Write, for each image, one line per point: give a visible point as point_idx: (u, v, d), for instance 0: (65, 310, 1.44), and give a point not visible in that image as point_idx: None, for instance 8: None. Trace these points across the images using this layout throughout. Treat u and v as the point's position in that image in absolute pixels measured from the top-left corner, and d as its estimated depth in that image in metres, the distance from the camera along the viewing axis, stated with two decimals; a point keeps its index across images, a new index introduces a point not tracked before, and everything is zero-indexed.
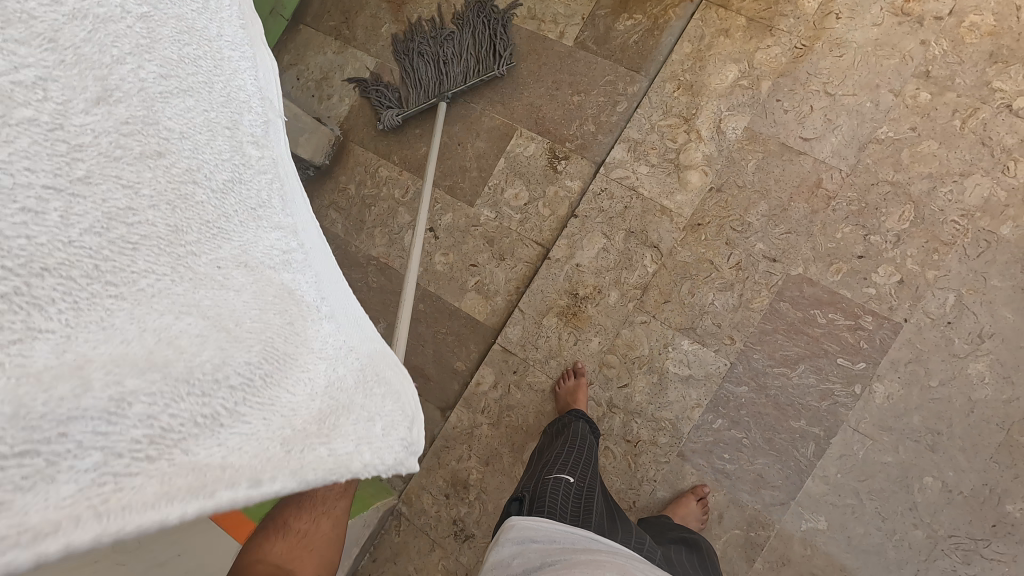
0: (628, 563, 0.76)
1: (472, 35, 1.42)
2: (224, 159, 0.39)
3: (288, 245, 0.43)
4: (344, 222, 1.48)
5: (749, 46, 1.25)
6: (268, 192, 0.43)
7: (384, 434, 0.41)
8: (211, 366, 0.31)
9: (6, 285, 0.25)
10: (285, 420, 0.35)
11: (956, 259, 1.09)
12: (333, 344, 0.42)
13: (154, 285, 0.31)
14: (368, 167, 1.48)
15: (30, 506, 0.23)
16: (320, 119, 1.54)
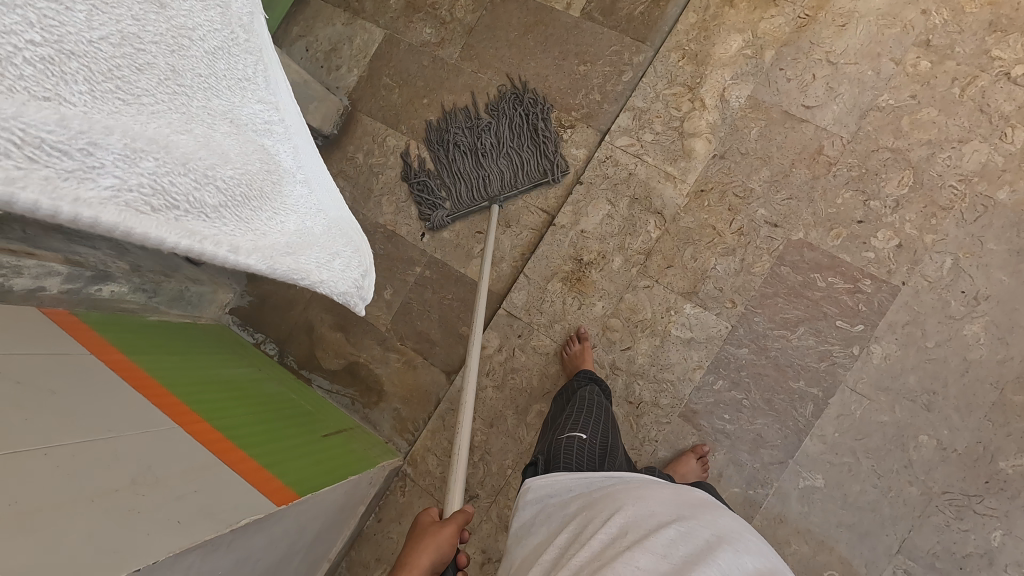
0: (641, 489, 0.80)
1: (520, 128, 1.37)
2: (215, 26, 0.41)
3: (271, 118, 0.46)
4: (351, 191, 1.50)
5: (754, 16, 1.27)
6: (254, 69, 0.45)
7: (341, 269, 0.49)
8: (204, 166, 0.33)
9: (42, 50, 0.26)
10: (256, 235, 0.38)
11: (953, 224, 1.11)
12: (304, 204, 0.48)
13: (154, 105, 0.33)
14: (376, 136, 1.50)
15: (65, 192, 0.25)
16: (329, 90, 1.56)
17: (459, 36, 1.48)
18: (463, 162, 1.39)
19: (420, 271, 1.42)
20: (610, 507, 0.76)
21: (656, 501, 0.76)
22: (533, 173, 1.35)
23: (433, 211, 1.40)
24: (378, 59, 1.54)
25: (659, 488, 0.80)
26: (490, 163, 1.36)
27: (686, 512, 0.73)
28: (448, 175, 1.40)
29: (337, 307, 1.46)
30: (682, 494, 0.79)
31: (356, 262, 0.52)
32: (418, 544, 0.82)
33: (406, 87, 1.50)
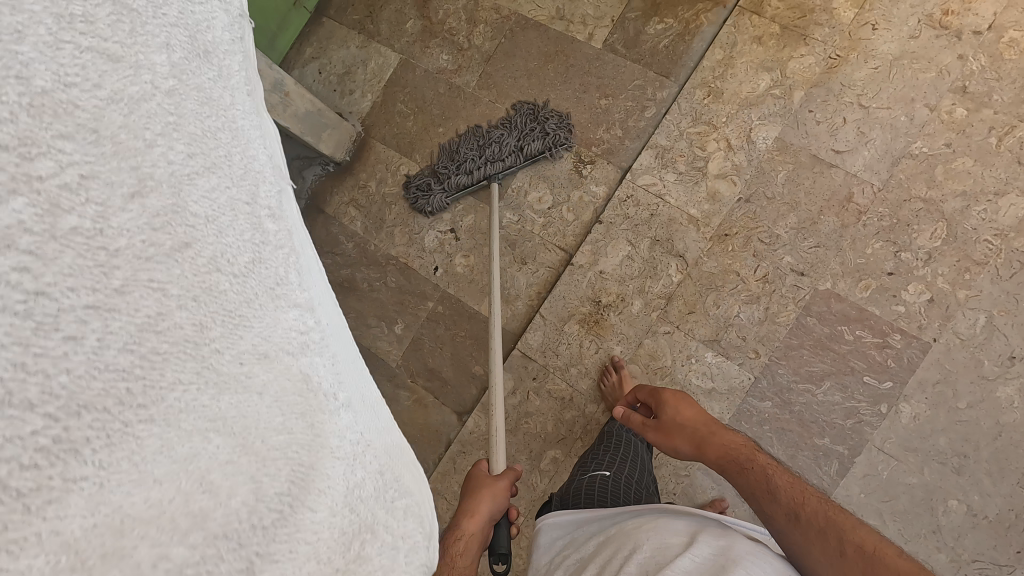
0: (657, 518, 0.78)
1: (521, 111, 1.37)
2: (244, 241, 0.37)
3: (305, 323, 0.40)
4: (363, 221, 1.47)
5: (783, 55, 1.23)
6: (285, 268, 0.41)
7: (407, 557, 0.40)
8: (246, 509, 0.30)
9: (48, 434, 0.24)
10: (310, 550, 0.32)
11: (988, 280, 1.08)
12: (351, 437, 0.39)
13: (181, 400, 0.30)
14: (389, 165, 1.47)
15: None
16: (342, 115, 1.52)
17: (477, 65, 1.44)
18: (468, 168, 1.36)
19: (433, 306, 1.39)
20: (625, 541, 0.75)
21: (673, 530, 0.74)
22: (530, 149, 1.33)
23: (430, 196, 1.39)
24: (392, 84, 1.50)
25: (674, 517, 0.77)
26: (488, 145, 1.36)
27: (702, 535, 0.71)
28: (447, 159, 1.40)
29: None
30: (700, 519, 0.77)
31: (421, 528, 0.42)
32: (479, 491, 0.95)
33: (420, 115, 1.47)
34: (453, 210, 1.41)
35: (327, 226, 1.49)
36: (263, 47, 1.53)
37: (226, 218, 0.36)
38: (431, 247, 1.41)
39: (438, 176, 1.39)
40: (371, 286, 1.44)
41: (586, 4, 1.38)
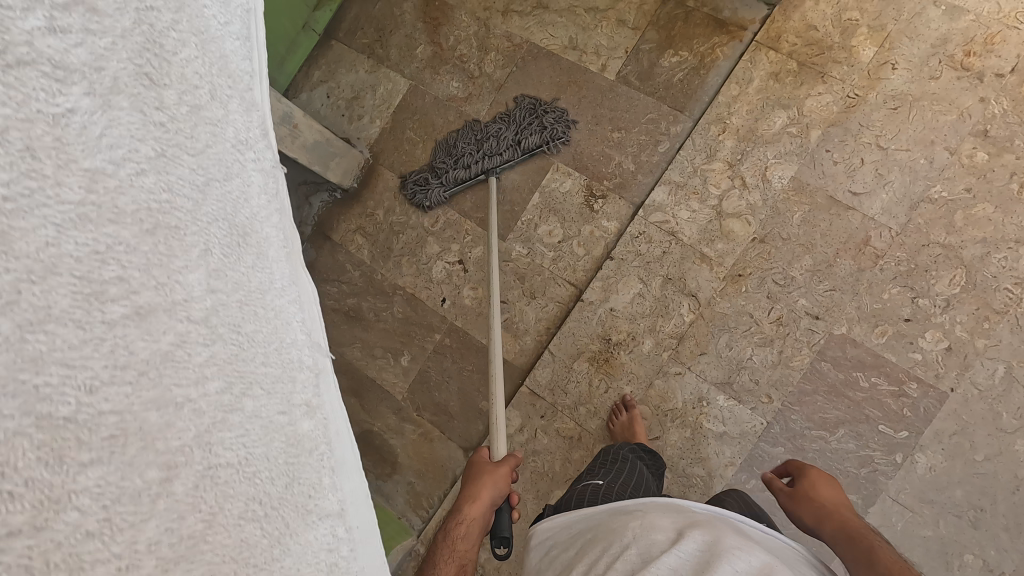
0: (642, 512, 0.75)
1: (519, 105, 1.37)
2: (280, 466, 0.31)
3: (340, 541, 0.34)
4: (370, 249, 1.45)
5: (800, 93, 1.21)
6: (318, 475, 0.34)
7: None
8: None
9: None
10: None
11: (1008, 330, 1.06)
12: None
13: None
14: (397, 193, 1.45)
15: None
16: (350, 141, 1.50)
17: (488, 93, 1.42)
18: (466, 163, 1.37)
19: (440, 339, 1.37)
20: (613, 537, 0.71)
21: (661, 525, 0.70)
22: (527, 143, 1.34)
23: (428, 190, 1.40)
24: (401, 110, 1.48)
25: (658, 511, 0.74)
26: (486, 139, 1.37)
27: (686, 530, 0.68)
28: (445, 153, 1.41)
29: (352, 370, 1.42)
30: (692, 516, 0.73)
31: None
32: (478, 477, 0.96)
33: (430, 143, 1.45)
34: (461, 241, 1.39)
35: (334, 253, 1.48)
36: (271, 72, 1.52)
37: (251, 433, 0.30)
38: (438, 278, 1.39)
39: (437, 171, 1.41)
40: (378, 316, 1.42)
41: (599, 35, 1.36)
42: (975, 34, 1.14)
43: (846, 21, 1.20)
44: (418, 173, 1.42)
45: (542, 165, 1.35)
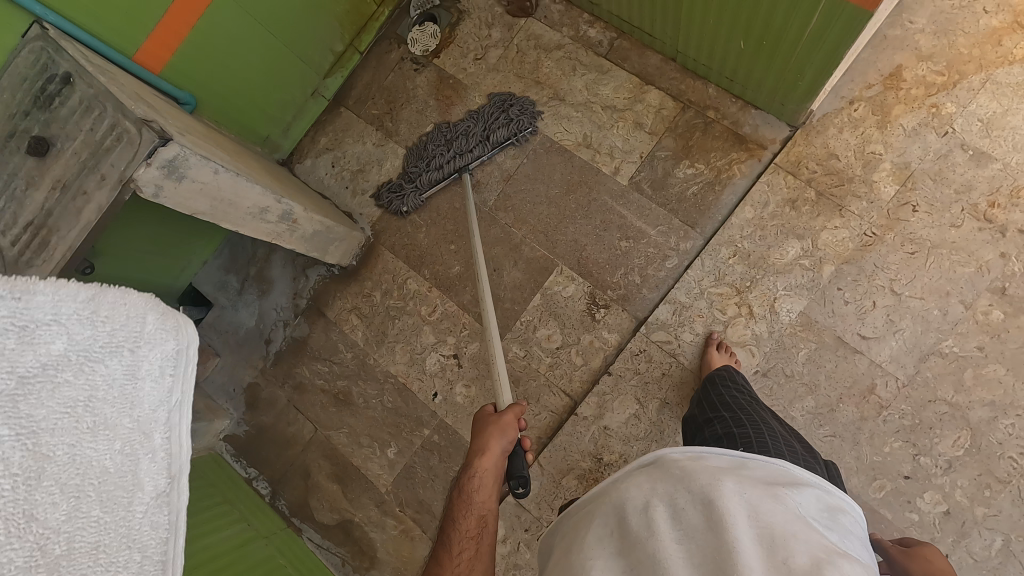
0: (625, 476, 0.73)
1: (489, 102, 1.40)
2: None
3: None
4: (364, 331, 1.43)
5: (816, 224, 1.17)
6: None
7: None
8: None
9: None
10: None
11: (1009, 500, 1.03)
12: None
13: None
14: (396, 276, 1.42)
15: None
16: (352, 216, 1.47)
17: (495, 182, 1.39)
18: (438, 162, 1.39)
19: (428, 434, 1.35)
20: (589, 513, 0.71)
21: (635, 485, 0.68)
22: (496, 137, 1.37)
23: (404, 196, 1.42)
24: None
25: (636, 470, 0.72)
26: (455, 138, 1.40)
27: (662, 486, 0.66)
28: (416, 152, 1.43)
29: (337, 455, 1.40)
30: (656, 466, 0.71)
31: None
32: (486, 429, 1.00)
33: (433, 228, 1.41)
34: (457, 334, 1.36)
35: (327, 331, 1.45)
36: (276, 137, 1.49)
37: None
38: (432, 371, 1.37)
39: (410, 176, 1.43)
40: (367, 402, 1.40)
41: (614, 135, 1.33)
42: (1002, 184, 1.10)
43: (868, 154, 1.16)
44: (392, 183, 1.44)
45: (545, 266, 1.32)
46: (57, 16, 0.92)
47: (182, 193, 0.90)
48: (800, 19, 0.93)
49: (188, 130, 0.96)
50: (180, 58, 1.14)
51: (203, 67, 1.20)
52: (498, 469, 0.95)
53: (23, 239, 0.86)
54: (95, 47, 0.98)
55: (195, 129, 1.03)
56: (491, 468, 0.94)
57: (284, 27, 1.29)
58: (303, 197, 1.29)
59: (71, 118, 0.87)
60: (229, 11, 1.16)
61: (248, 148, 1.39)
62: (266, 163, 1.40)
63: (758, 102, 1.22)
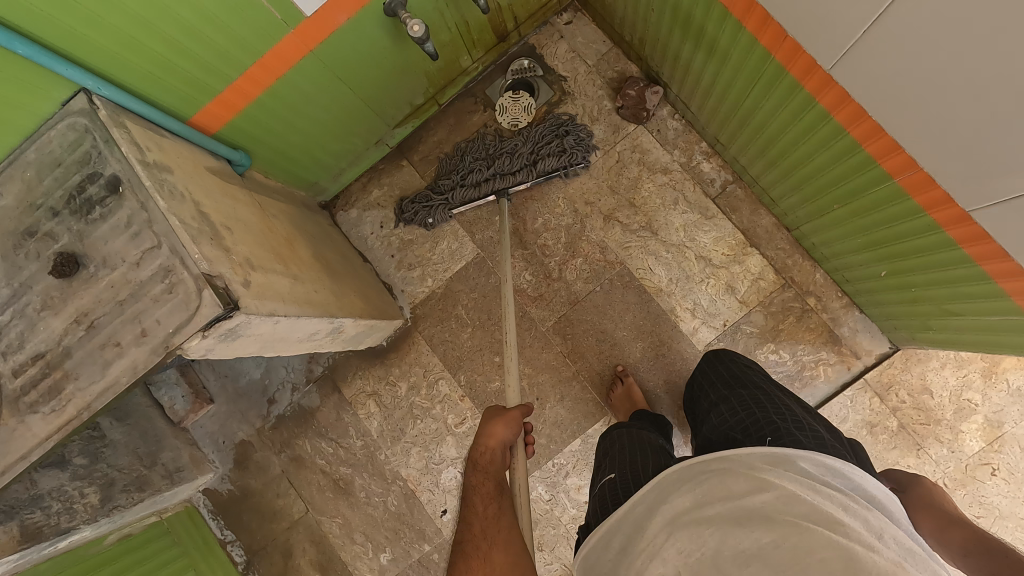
0: (666, 493, 0.69)
1: (545, 122, 1.28)
2: None
3: None
4: (380, 421, 1.31)
5: (888, 455, 1.11)
6: None
7: None
8: None
9: None
10: None
11: None
12: None
13: None
14: (427, 371, 1.30)
15: None
16: (392, 291, 1.32)
17: (560, 303, 1.26)
18: (478, 171, 1.27)
19: (428, 550, 1.27)
20: (645, 538, 0.67)
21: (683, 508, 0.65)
22: (545, 166, 1.24)
23: (431, 208, 1.29)
24: (459, 280, 1.31)
25: (678, 485, 0.69)
26: (500, 155, 1.27)
27: (709, 500, 0.64)
28: (455, 156, 1.32)
29: (325, 544, 1.30)
30: (701, 482, 0.68)
31: None
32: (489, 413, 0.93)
33: (479, 332, 1.29)
34: None
35: (339, 410, 1.33)
36: (324, 182, 1.30)
37: None
38: (446, 487, 1.27)
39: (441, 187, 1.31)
40: (368, 498, 1.30)
41: (701, 291, 1.21)
42: None
43: (963, 399, 1.09)
44: (422, 190, 1.32)
45: (593, 411, 1.23)
46: (112, 86, 0.73)
47: (235, 346, 0.74)
48: (952, 277, 0.84)
49: (250, 254, 0.79)
50: (244, 116, 0.95)
51: (267, 124, 1.00)
52: (504, 443, 0.87)
53: (30, 374, 0.70)
54: (151, 118, 0.79)
55: (253, 238, 0.85)
56: (495, 439, 0.87)
57: (368, 83, 1.10)
58: (350, 281, 1.13)
59: (109, 237, 0.69)
60: (312, 71, 0.96)
61: (292, 198, 1.20)
62: (311, 220, 1.22)
63: (863, 304, 1.13)
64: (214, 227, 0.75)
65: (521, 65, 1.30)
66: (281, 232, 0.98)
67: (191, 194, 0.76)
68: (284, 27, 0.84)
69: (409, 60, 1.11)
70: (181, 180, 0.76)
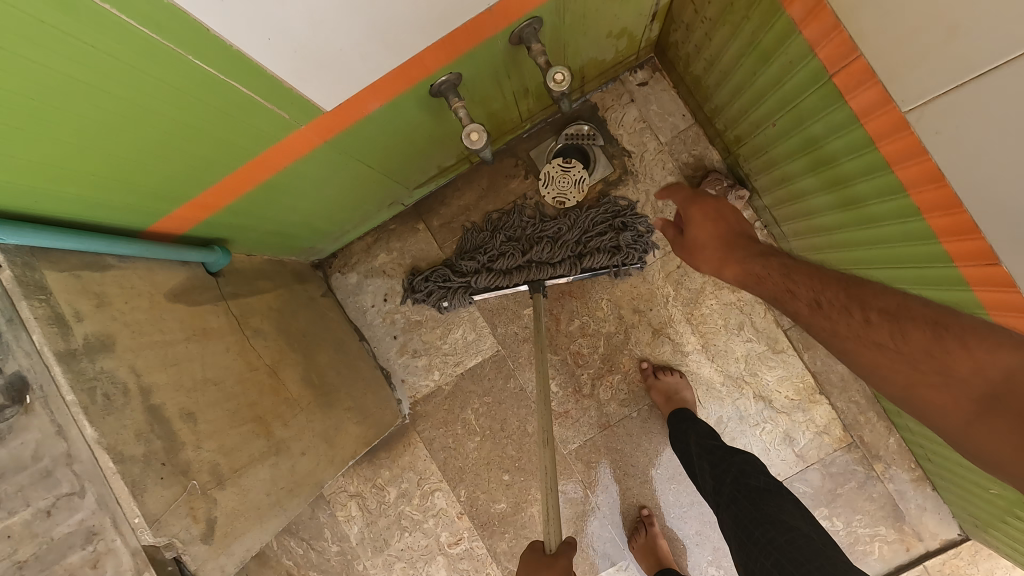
0: None
1: (599, 206, 1.05)
2: None
3: None
4: (362, 526, 1.13)
5: None
6: None
7: None
8: None
9: None
10: None
11: None
12: None
13: None
14: (423, 479, 1.12)
15: None
16: (390, 380, 1.12)
17: (587, 424, 1.08)
18: (511, 255, 1.04)
19: None
20: None
21: None
22: (592, 264, 1.02)
23: (449, 291, 1.07)
24: (472, 379, 1.11)
25: None
26: (540, 240, 1.04)
27: None
28: (482, 231, 1.08)
29: None
30: None
31: None
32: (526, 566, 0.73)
33: (489, 443, 1.11)
34: None
35: (314, 507, 1.15)
36: (322, 244, 1.05)
37: None
38: None
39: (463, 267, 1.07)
40: None
41: (754, 435, 1.05)
42: None
43: None
44: (440, 265, 1.09)
45: (611, 553, 1.07)
46: (35, 230, 0.48)
47: None
48: None
49: (217, 455, 0.57)
50: (226, 212, 0.70)
51: (256, 213, 0.75)
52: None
53: None
54: (93, 248, 0.55)
55: (224, 412, 0.63)
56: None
57: (394, 157, 0.84)
58: (344, 399, 0.92)
59: None
60: (320, 157, 0.70)
61: (281, 272, 0.96)
62: (302, 302, 0.98)
63: (935, 477, 0.99)
64: (166, 437, 0.53)
65: (578, 129, 1.05)
66: (263, 366, 0.75)
67: (137, 381, 0.53)
68: (284, 121, 0.57)
69: (448, 129, 0.86)
70: (123, 361, 0.53)
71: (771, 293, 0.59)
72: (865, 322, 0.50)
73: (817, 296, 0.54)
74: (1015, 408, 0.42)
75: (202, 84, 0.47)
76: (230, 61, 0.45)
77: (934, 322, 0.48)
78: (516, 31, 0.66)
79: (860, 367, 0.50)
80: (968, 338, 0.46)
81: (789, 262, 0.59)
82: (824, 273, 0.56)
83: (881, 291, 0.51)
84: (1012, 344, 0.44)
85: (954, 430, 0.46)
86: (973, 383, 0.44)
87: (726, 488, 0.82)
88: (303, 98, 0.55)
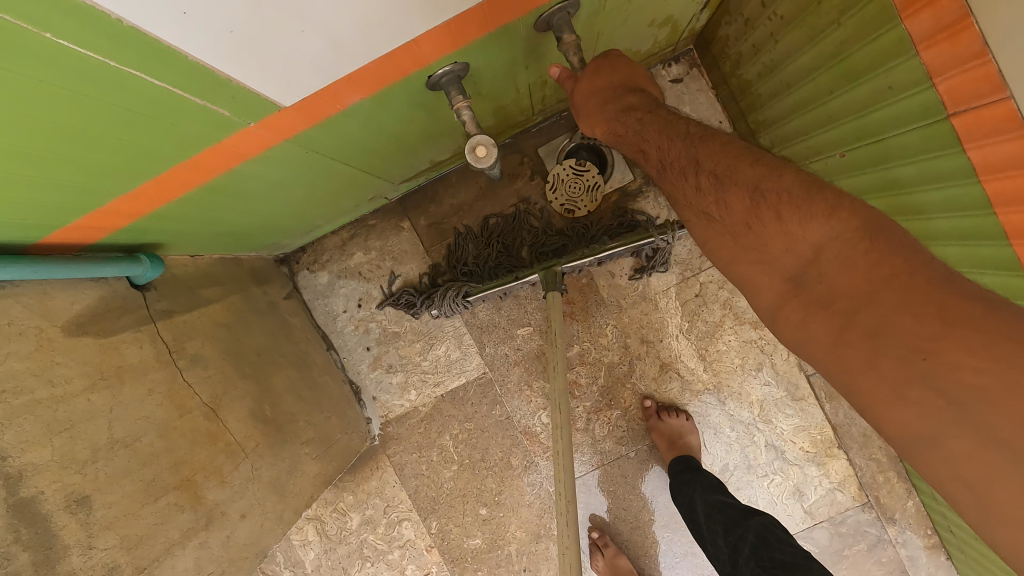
0: None
1: (613, 221, 0.90)
2: None
3: None
4: (317, 553, 1.00)
5: None
6: None
7: None
8: None
9: None
10: None
11: None
12: None
13: None
14: (390, 507, 1.00)
15: None
16: (359, 397, 0.99)
17: (579, 461, 0.97)
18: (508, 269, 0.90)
19: None
20: None
21: None
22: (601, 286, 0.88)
23: (433, 304, 0.92)
24: (453, 402, 0.98)
25: None
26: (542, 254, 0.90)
27: None
28: (478, 238, 0.93)
29: None
30: None
31: None
32: None
33: (467, 474, 0.98)
34: None
35: None
36: (289, 240, 0.89)
37: None
38: None
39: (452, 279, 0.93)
40: None
41: (761, 487, 0.94)
42: None
43: None
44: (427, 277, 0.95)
45: None
46: None
47: None
48: None
49: (117, 553, 0.46)
50: (156, 220, 0.54)
51: (200, 218, 0.60)
52: None
53: None
54: None
55: (137, 484, 0.49)
56: None
57: (377, 153, 0.69)
58: (304, 429, 0.78)
59: None
60: (282, 156, 0.55)
61: (236, 273, 0.81)
62: (261, 309, 0.84)
63: (953, 549, 0.90)
64: (39, 546, 0.41)
65: None
66: (202, 404, 0.60)
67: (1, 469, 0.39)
68: (212, 113, 0.41)
69: (447, 125, 0.71)
70: None
71: (631, 151, 0.58)
72: (697, 188, 0.49)
73: (663, 158, 0.53)
74: (817, 289, 0.41)
75: (66, 61, 0.31)
76: (89, 26, 0.29)
77: (754, 190, 0.45)
78: (544, 17, 0.52)
79: (698, 237, 0.51)
80: (782, 208, 0.43)
81: (647, 117, 0.55)
82: (672, 129, 0.53)
83: (716, 152, 0.49)
84: (825, 210, 0.41)
85: (767, 304, 0.45)
86: (786, 260, 0.43)
87: (748, 564, 0.70)
88: (254, 92, 0.40)
